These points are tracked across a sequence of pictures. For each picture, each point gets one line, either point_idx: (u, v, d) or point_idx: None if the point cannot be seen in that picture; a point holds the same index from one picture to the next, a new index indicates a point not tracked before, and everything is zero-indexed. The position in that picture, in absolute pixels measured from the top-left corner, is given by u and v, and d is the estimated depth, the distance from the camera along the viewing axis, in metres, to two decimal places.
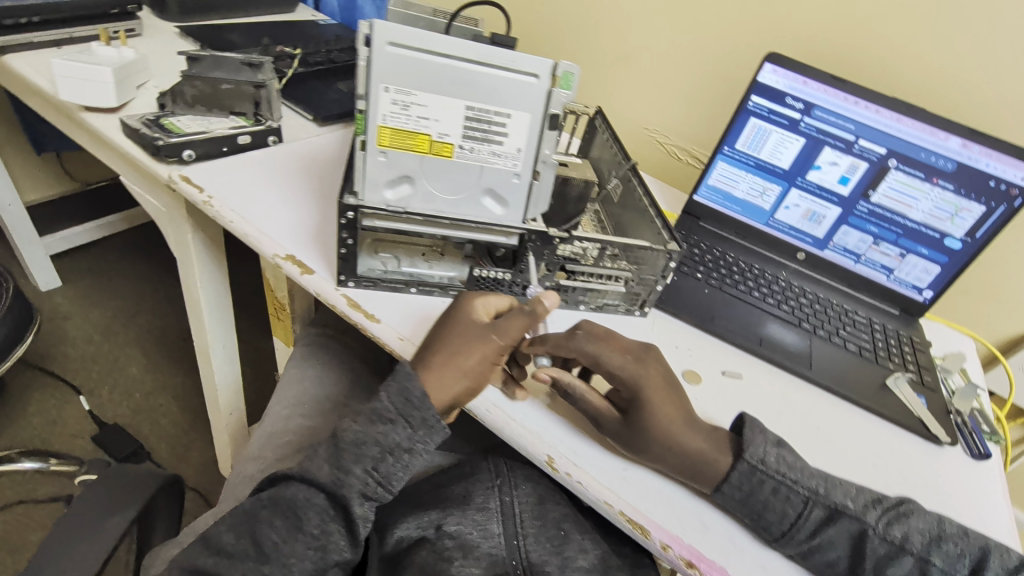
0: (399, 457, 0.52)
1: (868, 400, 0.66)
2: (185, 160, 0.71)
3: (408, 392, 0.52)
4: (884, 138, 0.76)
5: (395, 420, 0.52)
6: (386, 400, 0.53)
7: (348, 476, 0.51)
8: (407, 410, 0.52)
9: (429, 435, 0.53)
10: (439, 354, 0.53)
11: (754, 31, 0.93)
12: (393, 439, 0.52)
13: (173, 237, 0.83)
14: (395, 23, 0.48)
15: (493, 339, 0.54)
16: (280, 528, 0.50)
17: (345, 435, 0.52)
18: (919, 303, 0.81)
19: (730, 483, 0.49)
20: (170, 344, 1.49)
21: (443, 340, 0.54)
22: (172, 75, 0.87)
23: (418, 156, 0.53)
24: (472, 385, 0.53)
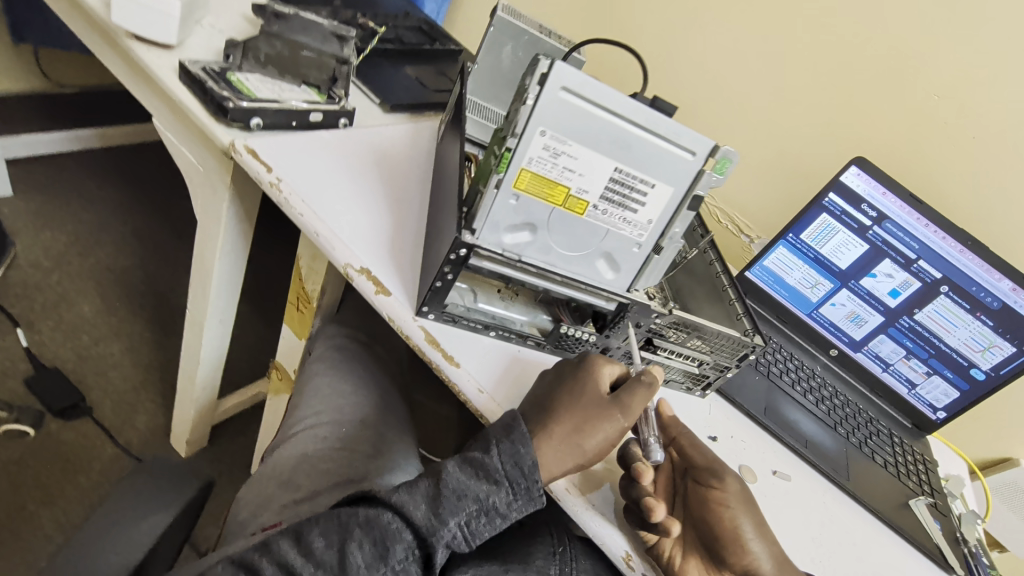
0: (491, 519, 0.49)
1: (896, 520, 0.67)
2: (250, 128, 0.63)
3: (519, 456, 0.49)
4: (943, 264, 0.78)
5: (500, 482, 0.49)
6: (493, 458, 0.49)
7: (444, 522, 0.47)
8: (514, 476, 0.49)
9: (525, 505, 0.50)
10: (560, 426, 0.51)
11: (829, 119, 0.90)
12: (493, 502, 0.49)
13: (201, 200, 0.74)
14: (575, 68, 0.43)
15: (618, 419, 0.51)
16: (365, 554, 0.45)
17: (449, 479, 0.49)
18: (931, 422, 0.85)
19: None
20: (131, 285, 1.31)
21: (562, 408, 0.52)
22: (233, 18, 0.77)
23: (550, 207, 0.49)
24: (586, 461, 0.52)
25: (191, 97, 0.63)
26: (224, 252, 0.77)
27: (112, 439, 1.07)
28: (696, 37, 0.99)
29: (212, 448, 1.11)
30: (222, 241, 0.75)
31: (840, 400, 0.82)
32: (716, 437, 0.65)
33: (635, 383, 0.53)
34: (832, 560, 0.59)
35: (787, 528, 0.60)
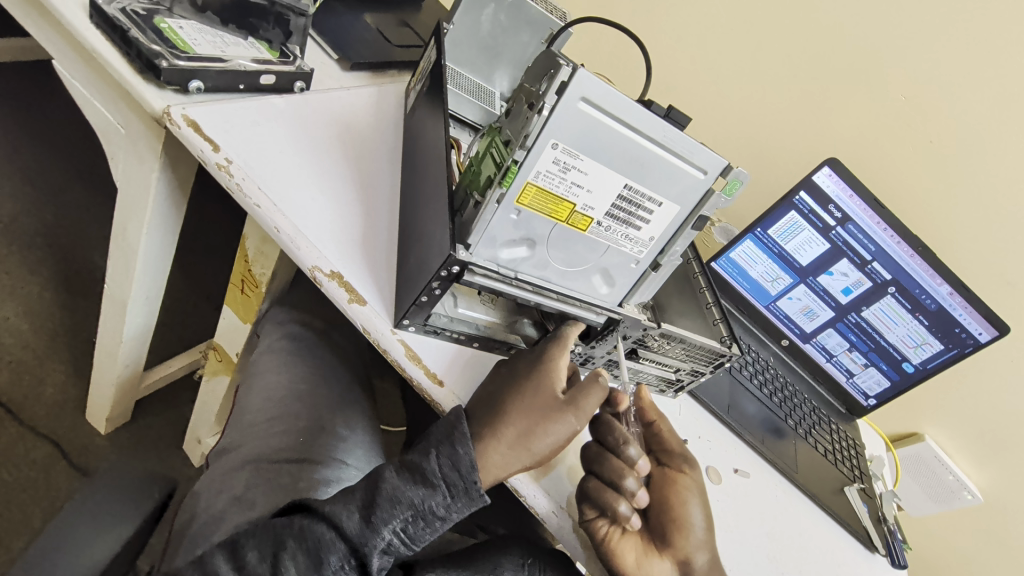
0: (431, 523, 0.44)
1: (834, 507, 0.73)
2: (189, 91, 0.53)
3: (457, 460, 0.44)
4: (895, 267, 0.82)
5: (437, 485, 0.44)
6: (429, 461, 0.44)
7: (377, 530, 0.43)
8: (453, 478, 0.44)
9: (467, 506, 0.45)
10: (510, 430, 0.46)
11: (805, 111, 0.90)
12: (430, 505, 0.44)
13: (123, 166, 0.62)
14: (596, 77, 0.39)
15: (571, 422, 0.47)
16: (295, 567, 0.41)
17: (385, 483, 0.44)
18: (862, 406, 0.93)
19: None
20: (21, 234, 1.09)
21: (514, 410, 0.47)
22: None
23: (552, 223, 0.45)
24: (535, 463, 0.48)
25: (107, 44, 0.51)
26: (152, 229, 0.66)
27: (15, 418, 0.94)
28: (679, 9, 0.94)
29: (137, 423, 1.01)
30: (150, 216, 0.64)
31: (789, 390, 0.86)
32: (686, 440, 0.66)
33: (591, 383, 0.48)
34: (782, 554, 0.63)
35: (745, 526, 0.63)
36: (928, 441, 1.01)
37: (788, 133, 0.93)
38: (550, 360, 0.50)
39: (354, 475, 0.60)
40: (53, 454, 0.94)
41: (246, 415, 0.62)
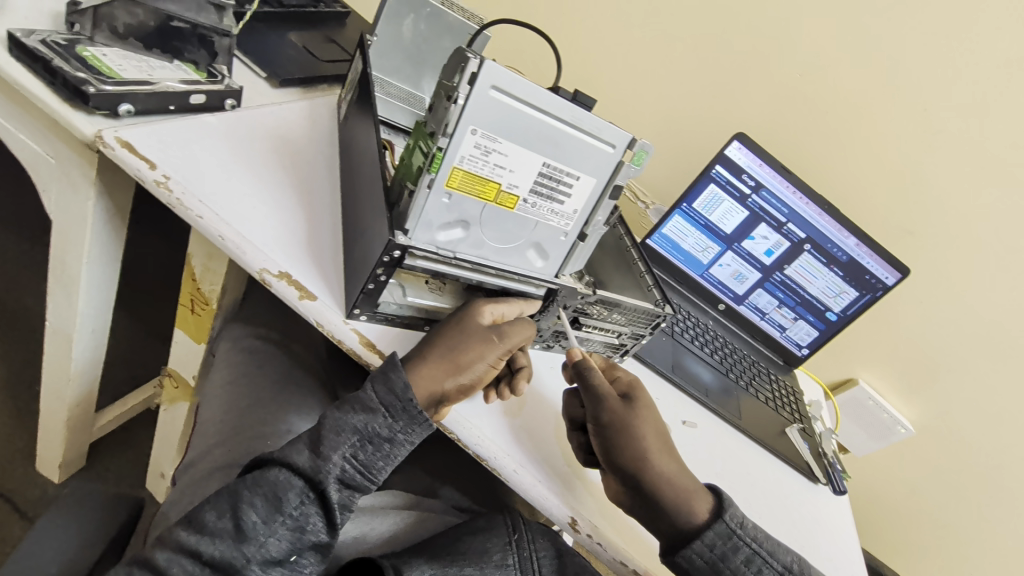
0: (380, 446, 0.49)
1: (777, 445, 0.79)
2: (119, 115, 0.54)
3: (392, 384, 0.49)
4: (808, 226, 0.91)
5: (377, 410, 0.49)
6: (365, 391, 0.49)
7: (328, 459, 0.47)
8: (390, 400, 0.49)
9: (410, 426, 0.49)
10: (437, 349, 0.51)
11: (713, 93, 0.99)
12: (373, 429, 0.48)
13: (55, 196, 0.62)
14: (503, 67, 0.43)
15: (494, 342, 0.53)
16: (257, 509, 0.45)
17: (327, 419, 0.48)
18: (797, 357, 1.00)
19: (701, 542, 0.50)
20: None
21: (441, 337, 0.53)
22: None
23: (482, 204, 0.49)
24: (466, 384, 0.52)
25: (29, 74, 0.52)
26: (91, 257, 0.66)
27: None
28: (588, 8, 1.01)
29: (93, 467, 0.98)
30: (89, 244, 0.65)
31: (729, 349, 0.94)
32: None
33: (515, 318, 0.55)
34: (733, 490, 0.69)
35: (698, 469, 0.68)
36: (861, 384, 1.09)
37: (700, 115, 1.01)
38: (481, 299, 0.55)
39: None
40: (4, 508, 0.90)
41: (206, 425, 0.63)
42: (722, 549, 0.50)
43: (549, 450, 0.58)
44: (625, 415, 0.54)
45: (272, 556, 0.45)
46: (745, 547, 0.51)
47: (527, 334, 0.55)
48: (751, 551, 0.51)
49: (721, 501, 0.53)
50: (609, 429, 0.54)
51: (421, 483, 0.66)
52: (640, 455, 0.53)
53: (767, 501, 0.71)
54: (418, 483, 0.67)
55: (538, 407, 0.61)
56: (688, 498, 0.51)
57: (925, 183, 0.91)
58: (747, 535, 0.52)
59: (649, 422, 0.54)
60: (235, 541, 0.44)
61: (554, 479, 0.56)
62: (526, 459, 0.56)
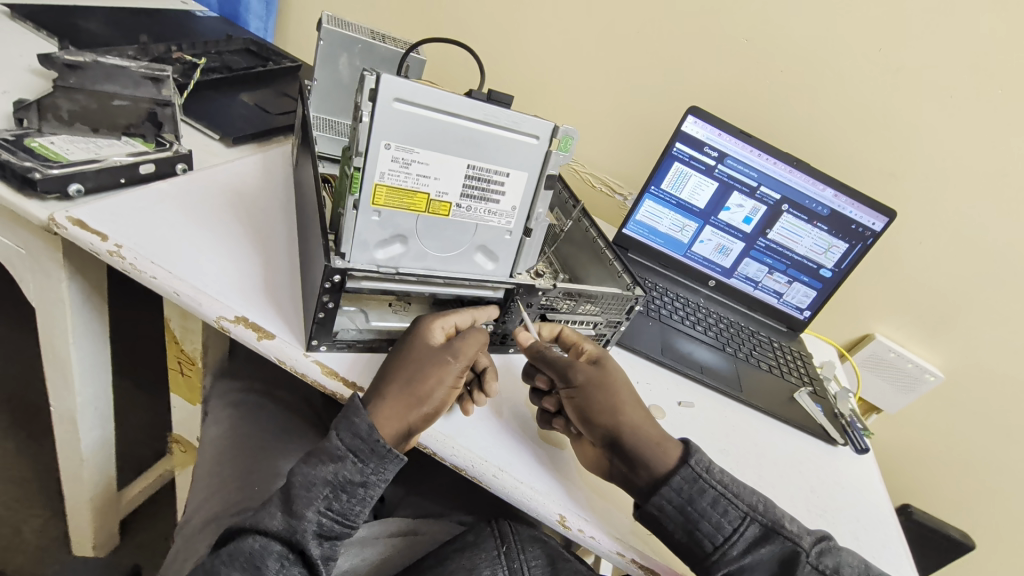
0: (354, 493, 0.48)
1: (785, 413, 0.77)
2: (71, 196, 0.57)
3: (357, 428, 0.48)
4: (780, 186, 0.89)
5: (345, 457, 0.48)
6: (332, 440, 0.48)
7: (303, 518, 0.46)
8: (357, 445, 0.48)
9: (381, 466, 0.49)
10: (394, 385, 0.50)
11: (664, 76, 0.99)
12: (344, 476, 0.48)
13: (33, 285, 0.65)
14: (404, 79, 0.44)
15: (450, 362, 0.52)
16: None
17: (296, 476, 0.48)
18: (799, 320, 0.96)
19: (668, 486, 0.50)
20: None
21: (397, 369, 0.51)
22: (24, 79, 0.70)
23: (415, 215, 0.49)
24: (430, 413, 0.51)
25: None
26: (77, 337, 0.69)
27: None
28: (526, 16, 1.03)
29: (123, 545, 1.00)
30: (71, 323, 0.67)
31: (725, 323, 0.92)
32: None
33: (467, 331, 0.54)
34: (740, 463, 0.67)
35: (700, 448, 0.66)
36: (878, 338, 1.05)
37: (654, 97, 1.01)
38: (427, 318, 0.54)
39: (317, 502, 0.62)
40: None
41: (200, 486, 0.63)
42: (688, 492, 0.50)
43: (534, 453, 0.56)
44: (594, 374, 0.55)
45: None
46: (712, 490, 0.51)
47: (484, 344, 0.54)
48: (719, 493, 0.51)
49: (687, 448, 0.53)
50: (581, 390, 0.54)
51: (422, 507, 0.66)
52: (619, 408, 0.53)
53: (780, 471, 0.68)
54: (423, 508, 0.66)
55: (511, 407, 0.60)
56: (659, 445, 0.52)
57: (894, 121, 0.89)
58: (713, 479, 0.52)
59: (620, 379, 0.56)
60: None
61: (540, 472, 0.54)
62: (505, 461, 0.54)
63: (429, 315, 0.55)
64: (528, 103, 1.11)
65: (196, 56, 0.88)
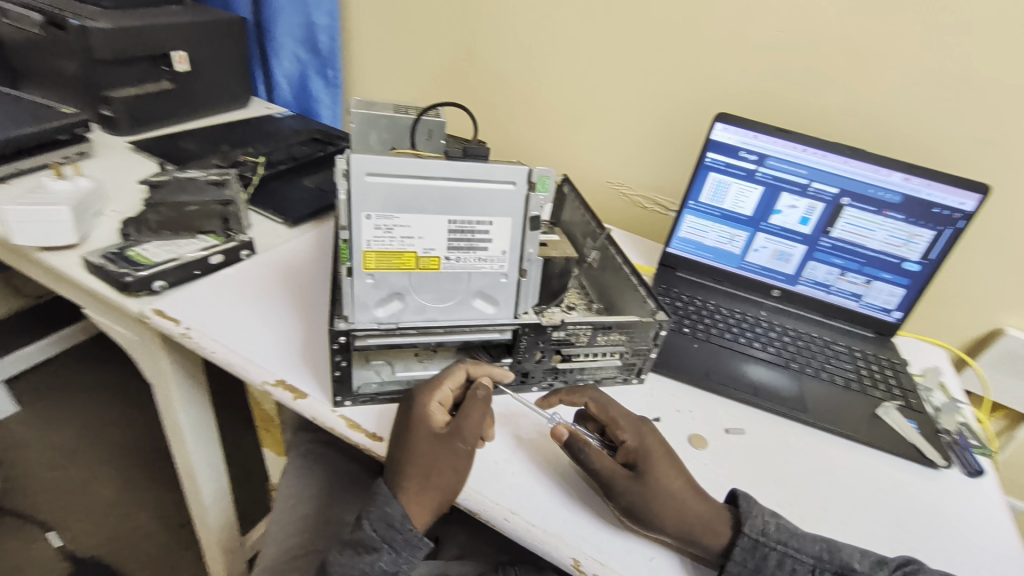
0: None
1: (863, 434, 0.69)
2: (156, 291, 0.69)
3: (388, 517, 0.52)
4: (835, 179, 0.80)
5: (380, 548, 0.51)
6: (365, 529, 0.52)
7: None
8: (390, 536, 0.51)
9: (413, 554, 0.52)
10: (413, 482, 0.52)
11: (696, 86, 0.97)
12: (378, 567, 0.51)
13: (147, 366, 0.80)
14: (372, 155, 0.49)
15: (461, 448, 0.52)
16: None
17: (334, 566, 0.51)
18: (890, 324, 0.85)
19: (733, 562, 0.49)
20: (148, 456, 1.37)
21: (411, 463, 0.52)
22: (131, 198, 0.87)
23: (406, 273, 0.53)
24: (452, 496, 0.53)
25: (98, 281, 0.70)
26: (184, 404, 0.82)
27: None
28: (555, 56, 1.07)
29: None
30: (176, 394, 0.80)
31: (790, 336, 0.83)
32: (660, 418, 0.66)
33: (469, 408, 0.53)
34: (800, 494, 0.61)
35: (752, 479, 0.61)
36: (1009, 333, 0.88)
37: (693, 108, 0.99)
38: (423, 398, 0.55)
39: None
40: None
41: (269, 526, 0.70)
42: (755, 561, 0.49)
43: (552, 492, 0.55)
44: (634, 482, 0.50)
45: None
46: (776, 551, 0.50)
47: (487, 413, 0.54)
48: (782, 554, 0.50)
49: (738, 513, 0.51)
50: (627, 504, 0.50)
51: (470, 548, 0.67)
52: (671, 512, 0.50)
53: (854, 502, 0.61)
54: (472, 549, 0.67)
55: (527, 445, 0.59)
56: (709, 525, 0.50)
57: (969, 84, 0.79)
58: (773, 540, 0.50)
59: (660, 472, 0.51)
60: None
61: (558, 510, 0.54)
62: (519, 503, 0.54)
63: (425, 391, 0.55)
64: (568, 136, 1.13)
65: (256, 154, 1.01)
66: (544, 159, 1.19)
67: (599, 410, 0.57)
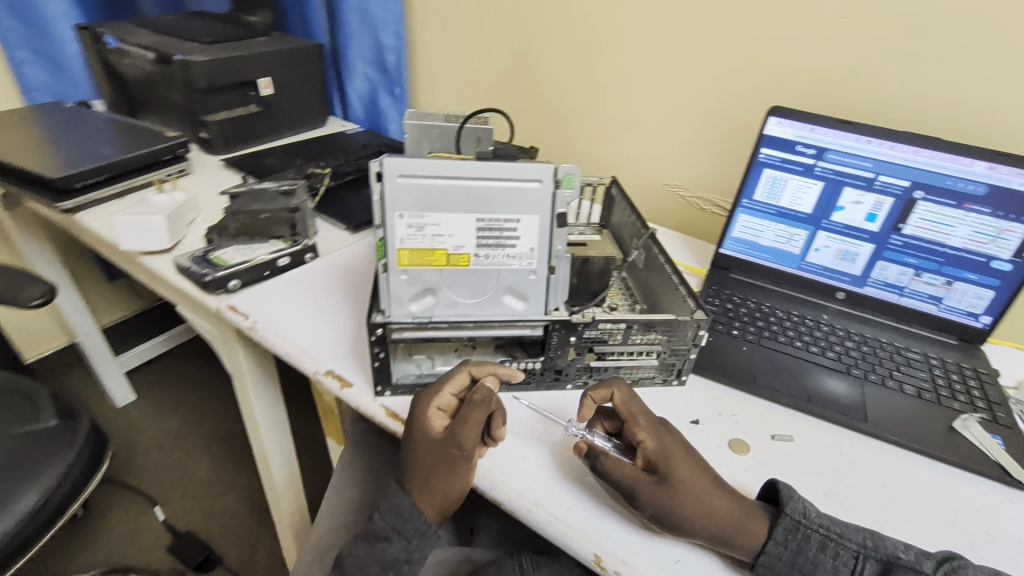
0: (400, 570, 0.55)
1: (934, 448, 0.63)
2: (231, 289, 0.78)
3: (399, 509, 0.56)
4: (905, 171, 0.73)
5: (390, 535, 0.55)
6: (377, 521, 0.56)
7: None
8: (400, 526, 0.55)
9: (424, 543, 0.56)
10: (419, 481, 0.56)
11: (755, 82, 0.94)
12: (391, 554, 0.55)
13: (228, 359, 0.89)
14: (403, 158, 0.52)
15: (457, 455, 0.53)
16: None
17: (348, 559, 0.55)
18: (978, 330, 0.76)
19: (774, 542, 0.48)
20: (237, 444, 1.52)
21: (416, 465, 0.56)
22: (217, 209, 0.98)
23: (438, 269, 0.57)
24: (457, 494, 0.56)
25: (186, 281, 0.80)
26: (258, 393, 0.91)
27: None
28: (609, 59, 1.08)
29: None
30: (252, 383, 0.89)
31: (855, 341, 0.77)
32: (699, 420, 0.65)
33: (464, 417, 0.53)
34: (853, 509, 0.57)
35: (799, 484, 0.59)
36: None
37: (752, 106, 0.96)
38: (424, 404, 0.57)
39: None
40: None
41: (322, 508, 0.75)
42: (795, 543, 0.49)
43: (576, 487, 0.55)
44: (663, 490, 0.49)
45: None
46: (817, 534, 0.49)
47: (486, 417, 0.54)
48: (823, 537, 0.49)
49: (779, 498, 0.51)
50: (660, 512, 0.48)
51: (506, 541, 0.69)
52: (703, 513, 0.48)
53: (916, 519, 0.56)
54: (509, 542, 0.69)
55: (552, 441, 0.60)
56: (741, 522, 0.49)
57: None
58: (814, 522, 0.49)
59: (684, 475, 0.49)
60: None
61: (579, 504, 0.54)
62: (543, 495, 0.55)
63: (425, 398, 0.57)
64: (622, 138, 1.13)
65: (324, 165, 1.09)
66: (598, 162, 1.19)
67: (621, 408, 0.55)
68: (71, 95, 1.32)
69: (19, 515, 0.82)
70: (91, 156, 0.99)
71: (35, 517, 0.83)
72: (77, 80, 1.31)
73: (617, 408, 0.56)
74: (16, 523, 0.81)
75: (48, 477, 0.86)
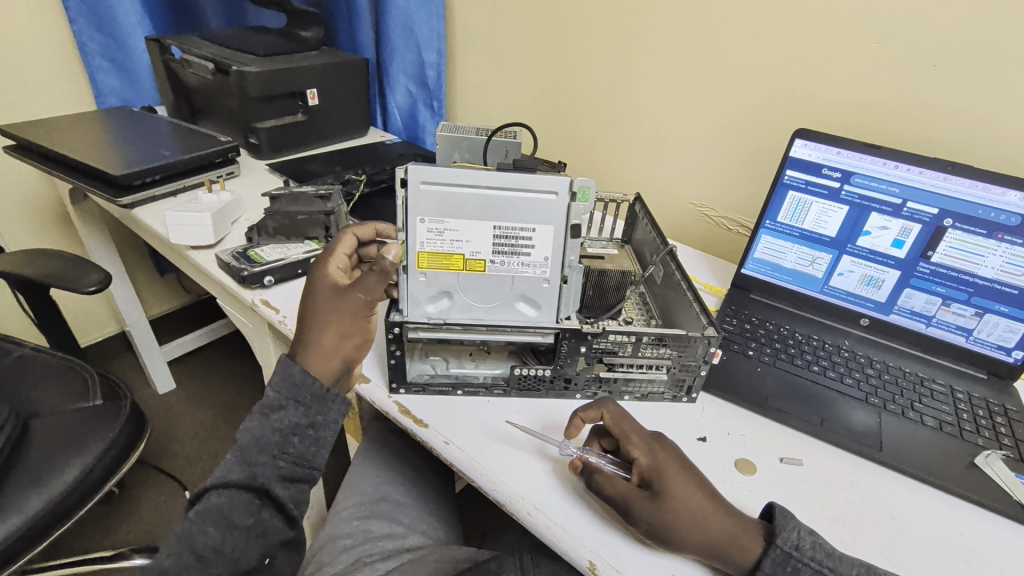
0: (304, 434, 0.56)
1: (953, 484, 0.61)
2: (266, 284, 0.82)
3: (291, 377, 0.57)
4: (934, 199, 0.72)
5: (287, 405, 0.56)
6: (269, 395, 0.56)
7: (258, 465, 0.53)
8: (295, 393, 0.56)
9: (325, 407, 0.58)
10: (315, 336, 0.58)
11: (786, 104, 0.94)
12: (292, 422, 0.56)
13: (261, 352, 0.93)
14: (427, 166, 0.55)
15: (359, 301, 0.58)
16: (210, 534, 0.50)
17: (244, 435, 0.54)
18: (1010, 366, 0.73)
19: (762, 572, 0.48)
20: None
21: (313, 320, 0.58)
22: (258, 211, 1.04)
23: (454, 273, 0.59)
24: (352, 351, 0.59)
25: (226, 275, 0.85)
26: None
27: None
28: (641, 80, 1.09)
29: None
30: None
31: (877, 369, 0.75)
32: (706, 437, 0.65)
33: (369, 271, 0.57)
34: (860, 539, 0.56)
35: (802, 511, 0.58)
36: None
37: (785, 128, 0.95)
38: (322, 265, 0.61)
39: (406, 531, 0.69)
40: None
41: (335, 502, 0.74)
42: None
43: (571, 495, 0.56)
44: (656, 507, 0.49)
45: (246, 565, 0.52)
46: (806, 568, 0.48)
47: (385, 278, 0.58)
48: (814, 572, 0.48)
49: (773, 526, 0.50)
50: (651, 529, 0.49)
51: None
52: (695, 529, 0.49)
53: (926, 553, 0.55)
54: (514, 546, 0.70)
55: (547, 451, 0.61)
56: (735, 541, 0.49)
57: None
58: (805, 557, 0.48)
59: (677, 491, 0.50)
60: (201, 570, 0.50)
61: (577, 513, 0.55)
62: (543, 500, 0.56)
63: (325, 259, 0.62)
64: (650, 156, 1.14)
65: (360, 172, 1.15)
66: (626, 178, 1.20)
67: (613, 422, 0.56)
68: (138, 100, 1.43)
69: (65, 483, 0.88)
70: (150, 156, 1.07)
71: (78, 486, 0.90)
72: (145, 88, 1.42)
73: (608, 426, 0.57)
74: (61, 491, 0.87)
75: (91, 451, 0.93)
